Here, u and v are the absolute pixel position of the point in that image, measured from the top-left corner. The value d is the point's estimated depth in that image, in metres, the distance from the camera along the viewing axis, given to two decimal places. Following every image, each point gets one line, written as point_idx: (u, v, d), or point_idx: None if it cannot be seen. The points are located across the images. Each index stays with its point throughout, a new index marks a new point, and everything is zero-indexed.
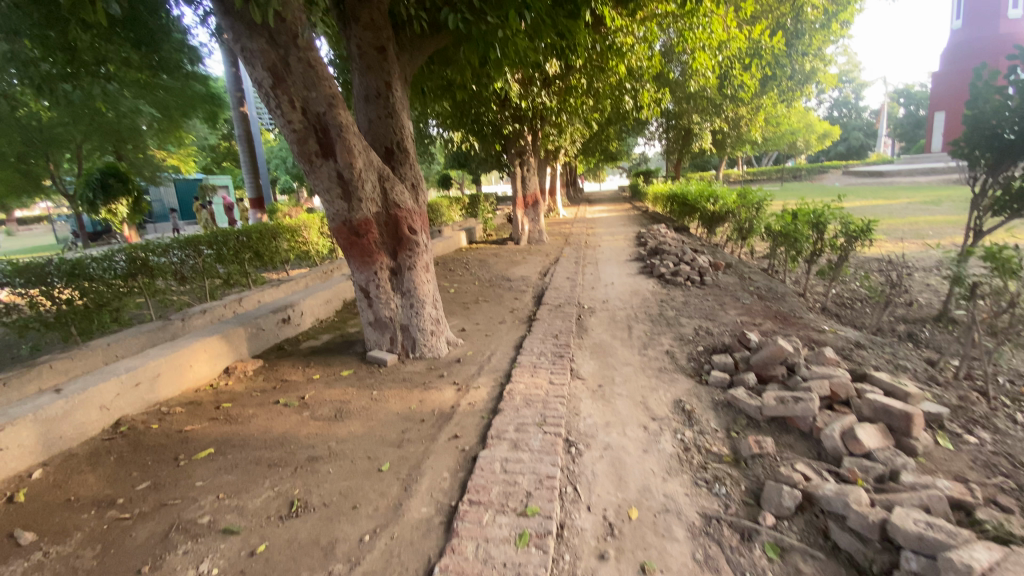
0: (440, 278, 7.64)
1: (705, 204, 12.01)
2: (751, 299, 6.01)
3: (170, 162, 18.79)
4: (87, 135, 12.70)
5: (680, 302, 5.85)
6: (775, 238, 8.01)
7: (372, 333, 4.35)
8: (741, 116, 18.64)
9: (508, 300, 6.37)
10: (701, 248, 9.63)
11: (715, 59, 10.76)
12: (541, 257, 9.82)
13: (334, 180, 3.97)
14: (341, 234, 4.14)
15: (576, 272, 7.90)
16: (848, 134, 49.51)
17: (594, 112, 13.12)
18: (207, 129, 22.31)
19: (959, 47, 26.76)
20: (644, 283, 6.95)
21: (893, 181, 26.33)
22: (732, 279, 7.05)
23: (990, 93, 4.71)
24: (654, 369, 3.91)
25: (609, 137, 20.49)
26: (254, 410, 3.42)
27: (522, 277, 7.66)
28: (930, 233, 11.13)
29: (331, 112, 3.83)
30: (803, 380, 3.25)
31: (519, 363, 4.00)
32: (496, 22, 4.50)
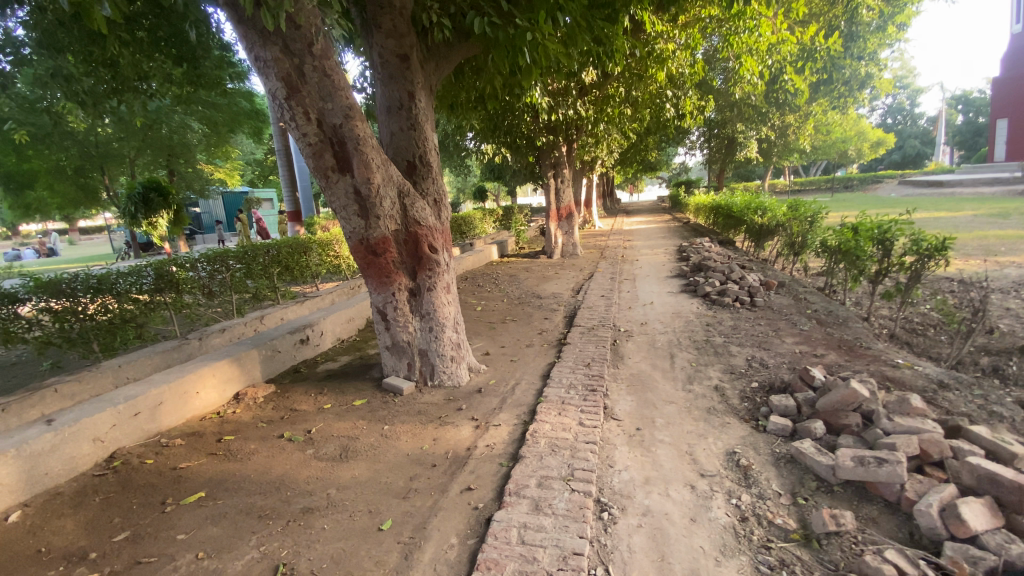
0: (467, 295, 7.33)
1: (752, 216, 11.31)
2: (809, 324, 5.40)
3: (217, 176, 19.46)
4: (138, 151, 13.13)
5: (727, 327, 5.30)
6: (833, 256, 7.32)
7: (389, 358, 4.05)
8: (789, 125, 17.77)
9: (537, 320, 5.97)
10: (748, 264, 8.99)
11: (763, 64, 10.19)
12: (575, 271, 9.40)
13: (351, 197, 3.71)
14: (357, 253, 3.86)
15: (612, 289, 7.44)
16: (904, 142, 46.92)
17: (633, 122, 12.66)
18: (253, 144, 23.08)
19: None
20: (687, 304, 6.41)
21: (955, 190, 24.61)
22: (785, 300, 6.43)
23: None
24: (700, 410, 3.43)
25: (648, 147, 19.90)
26: (256, 446, 3.15)
27: (554, 295, 7.25)
28: (1008, 248, 10.07)
29: (347, 124, 3.58)
30: (884, 434, 2.71)
31: (546, 398, 3.61)
32: (526, 25, 4.15)
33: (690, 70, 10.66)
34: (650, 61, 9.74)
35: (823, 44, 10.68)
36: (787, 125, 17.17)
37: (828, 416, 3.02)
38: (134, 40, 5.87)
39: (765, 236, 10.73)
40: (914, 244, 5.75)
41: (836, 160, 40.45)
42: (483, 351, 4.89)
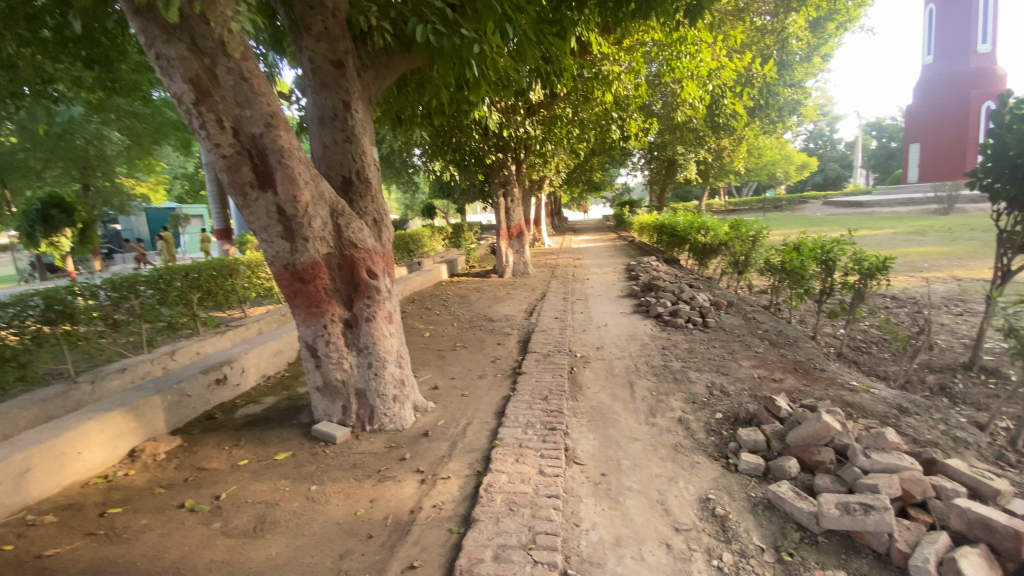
0: (413, 320, 6.86)
1: (696, 235, 11.52)
2: (762, 344, 5.34)
3: (140, 192, 17.98)
4: (48, 163, 11.79)
5: (684, 350, 5.13)
6: (778, 274, 7.44)
7: (320, 400, 3.56)
8: (726, 148, 18.57)
9: (488, 347, 5.60)
10: (696, 283, 9.04)
11: (705, 89, 10.48)
12: (527, 292, 9.12)
13: (274, 216, 3.25)
14: (282, 280, 3.38)
15: (565, 310, 7.19)
16: (824, 165, 50.63)
17: (580, 141, 12.71)
18: (182, 159, 21.60)
19: (931, 81, 27.56)
20: (641, 325, 6.26)
21: (872, 211, 26.56)
22: (736, 319, 6.39)
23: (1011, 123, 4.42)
24: (667, 447, 3.17)
25: (593, 166, 20.17)
26: (150, 519, 2.59)
27: (505, 318, 6.92)
28: (928, 265, 10.70)
29: (269, 134, 3.14)
30: (863, 473, 2.55)
31: (500, 440, 3.24)
32: (472, 35, 3.82)
33: (635, 92, 10.82)
34: (596, 83, 9.77)
35: (758, 70, 11.15)
36: (724, 148, 17.90)
37: (800, 452, 2.82)
38: (36, 40, 5.05)
39: (709, 254, 10.92)
40: (856, 263, 5.85)
41: (766, 181, 42.96)
42: (430, 384, 4.47)
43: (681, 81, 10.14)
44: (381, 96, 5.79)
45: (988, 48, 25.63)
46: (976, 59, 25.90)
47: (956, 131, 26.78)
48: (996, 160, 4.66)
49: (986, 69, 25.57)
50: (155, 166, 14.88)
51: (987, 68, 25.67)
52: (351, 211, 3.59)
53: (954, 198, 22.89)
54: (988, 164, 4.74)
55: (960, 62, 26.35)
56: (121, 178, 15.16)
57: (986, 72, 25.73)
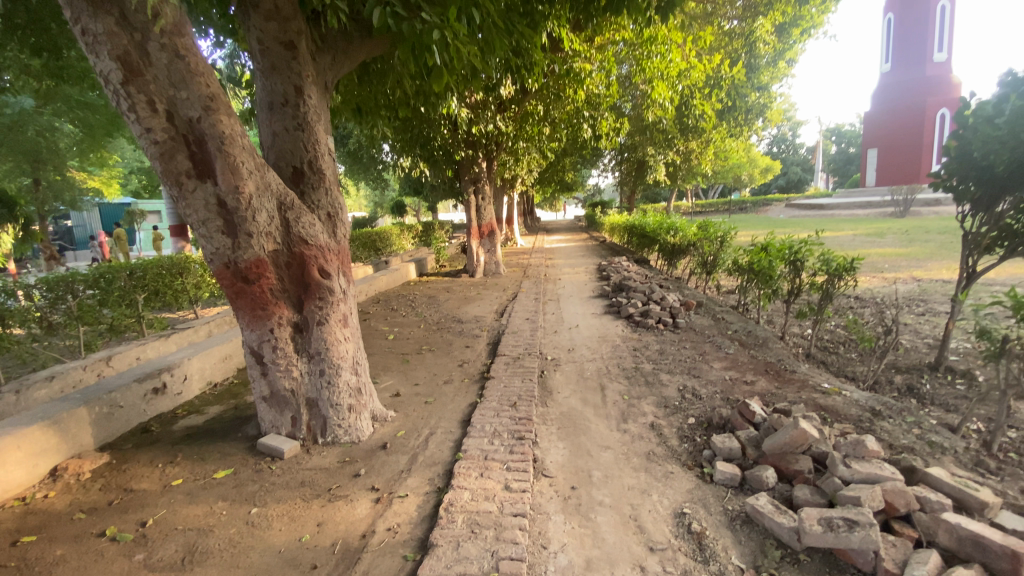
0: (376, 321, 6.56)
1: (666, 235, 11.54)
2: (734, 345, 5.26)
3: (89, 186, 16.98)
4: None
5: (657, 351, 5.00)
6: (747, 274, 7.42)
7: (268, 411, 3.28)
8: (694, 150, 18.78)
9: (455, 349, 5.35)
10: (667, 283, 8.98)
11: (675, 89, 10.51)
12: (497, 291, 8.90)
13: (213, 209, 2.95)
14: (223, 280, 3.09)
15: (535, 311, 7.00)
16: (787, 169, 52.16)
17: (552, 139, 12.58)
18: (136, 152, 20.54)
19: (890, 89, 28.63)
20: (612, 325, 6.12)
21: (832, 213, 27.39)
22: (706, 320, 6.31)
23: (975, 125, 4.40)
24: (640, 456, 3.01)
25: (565, 166, 20.13)
26: (62, 552, 2.27)
27: (474, 319, 6.68)
28: (887, 266, 10.99)
29: (208, 118, 2.83)
30: (843, 484, 2.45)
31: (464, 452, 3.02)
32: (434, 19, 3.57)
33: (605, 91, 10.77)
34: (567, 80, 9.65)
35: (727, 72, 11.25)
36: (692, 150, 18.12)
37: (777, 460, 2.71)
38: None
39: (678, 255, 10.93)
40: (824, 264, 5.86)
41: (732, 184, 43.93)
42: (392, 391, 4.21)
43: (652, 81, 10.14)
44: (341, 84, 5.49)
45: (943, 58, 26.82)
46: (931, 68, 27.08)
47: (912, 138, 27.91)
48: (958, 162, 4.69)
49: (940, 78, 26.78)
50: (107, 159, 14.05)
51: (940, 78, 26.89)
52: (302, 205, 3.32)
53: (910, 202, 23.81)
54: (950, 166, 4.78)
55: (916, 71, 27.51)
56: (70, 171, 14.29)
57: (941, 81, 26.88)
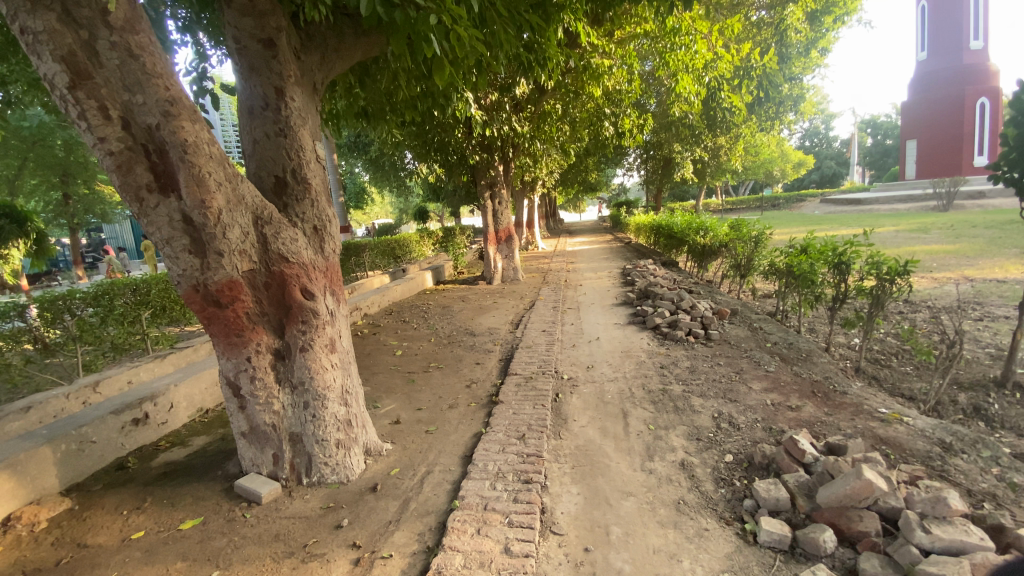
0: (386, 334, 6.22)
1: (694, 237, 10.93)
2: (774, 360, 4.72)
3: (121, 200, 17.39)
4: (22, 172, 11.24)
5: (686, 369, 4.50)
6: (787, 277, 6.81)
7: (247, 448, 2.96)
8: (721, 147, 17.99)
9: (465, 367, 4.96)
10: (697, 289, 8.40)
11: (700, 82, 9.89)
12: (515, 300, 8.49)
13: (179, 226, 2.64)
14: (193, 304, 2.76)
15: (555, 321, 6.56)
16: (821, 163, 50.29)
17: (570, 139, 12.09)
18: None
19: (924, 78, 26.97)
20: (638, 337, 5.64)
21: (870, 208, 26.05)
22: (742, 330, 5.75)
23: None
24: (667, 506, 2.55)
25: (587, 166, 19.58)
26: None
27: (489, 331, 6.28)
28: (940, 265, 10.12)
29: (168, 125, 2.53)
30: (923, 556, 1.96)
31: (462, 499, 2.62)
32: (428, 4, 3.20)
33: (626, 87, 10.25)
34: (585, 77, 9.17)
35: (759, 62, 10.57)
36: (720, 147, 17.34)
37: (835, 517, 2.24)
38: None
39: (708, 257, 10.33)
40: (874, 268, 5.24)
41: (763, 180, 42.51)
42: (392, 418, 3.84)
43: (676, 75, 9.58)
44: (343, 85, 5.18)
45: (980, 45, 25.21)
46: (969, 56, 25.36)
47: (953, 128, 26.27)
48: (1019, 149, 4.05)
49: (978, 66, 24.98)
50: None
51: (979, 65, 25.07)
52: (282, 218, 2.98)
53: (954, 194, 22.41)
54: (1010, 156, 4.13)
55: (952, 59, 25.73)
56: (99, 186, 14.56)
57: (978, 69, 25.15)
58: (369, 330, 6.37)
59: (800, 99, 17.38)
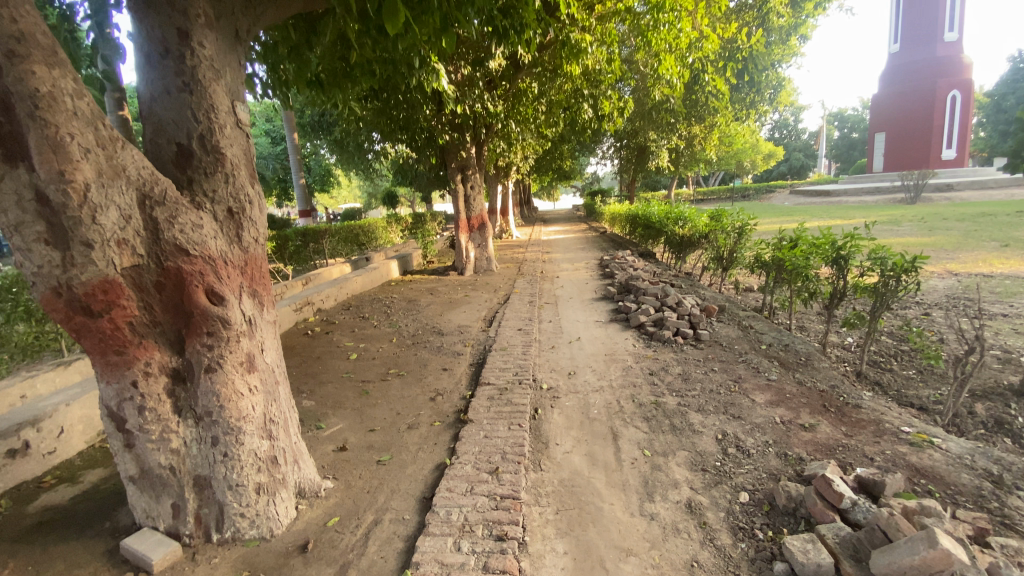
0: (341, 336, 5.49)
1: (672, 227, 10.51)
2: (775, 366, 4.24)
3: None
4: None
5: (680, 377, 3.98)
6: (778, 271, 6.37)
7: (139, 496, 2.28)
8: (696, 135, 17.69)
9: (428, 374, 4.32)
10: (678, 282, 7.94)
11: (684, 63, 9.37)
12: (487, 293, 7.87)
13: (30, 208, 1.92)
14: (54, 312, 2.04)
15: (531, 318, 5.99)
16: (789, 155, 51.13)
17: (547, 121, 11.44)
18: None
19: (896, 70, 27.31)
20: (622, 337, 5.11)
21: (839, 200, 26.30)
22: (732, 329, 5.27)
23: None
24: (679, 573, 2.01)
25: (562, 152, 19.00)
26: None
27: (459, 329, 5.66)
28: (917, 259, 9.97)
29: (7, 67, 1.80)
30: None
31: (415, 568, 2.03)
32: None
33: (606, 67, 9.65)
34: (564, 54, 8.52)
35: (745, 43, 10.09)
36: (696, 135, 17.01)
37: None
38: None
39: (688, 248, 9.92)
40: (877, 264, 4.83)
41: (734, 171, 42.81)
42: (335, 444, 3.18)
43: (659, 55, 9.04)
44: (287, 37, 4.42)
45: (954, 37, 25.56)
46: (942, 48, 25.77)
47: (921, 121, 26.77)
48: None
49: (951, 58, 25.46)
50: None
51: (952, 58, 25.54)
52: (181, 198, 2.29)
53: (920, 187, 22.74)
54: None
55: (926, 51, 26.14)
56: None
57: (951, 61, 25.56)
58: (320, 331, 5.64)
59: (777, 87, 17.18)
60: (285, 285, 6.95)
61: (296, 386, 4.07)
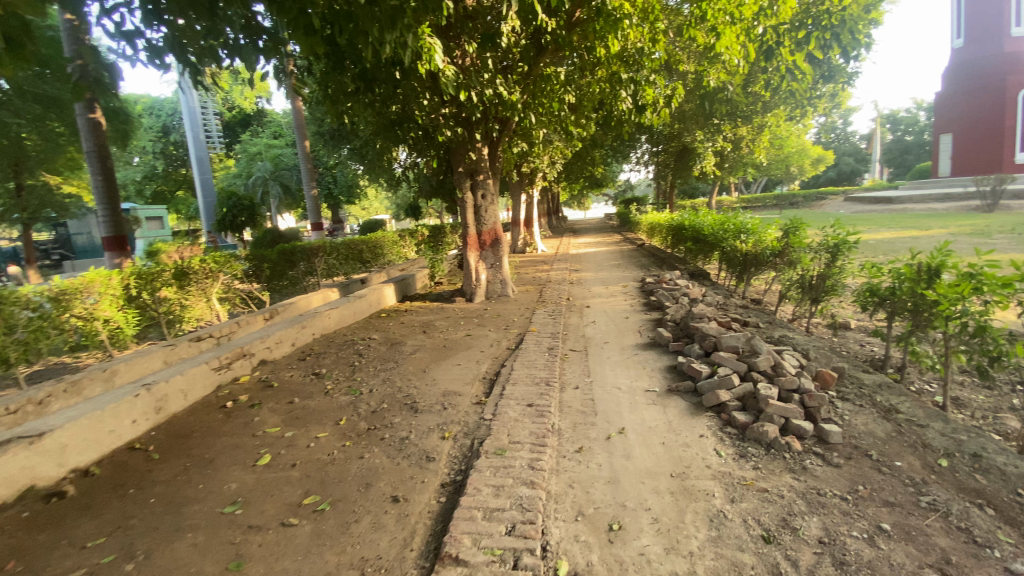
0: (269, 412, 3.72)
1: (731, 241, 8.41)
2: (1001, 527, 2.25)
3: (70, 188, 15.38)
4: None
5: (831, 561, 2.04)
6: (926, 315, 4.26)
7: None
8: (743, 138, 15.50)
9: (364, 514, 2.51)
10: (753, 318, 5.94)
11: (749, 35, 7.36)
12: (496, 331, 6.06)
13: None
14: None
15: (552, 380, 4.12)
16: (839, 160, 47.84)
17: (574, 117, 9.60)
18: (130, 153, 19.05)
19: (961, 66, 24.01)
20: (694, 430, 3.19)
21: (905, 206, 23.41)
22: (871, 418, 3.28)
23: None
24: None
25: (593, 158, 17.15)
26: None
27: (443, 400, 3.84)
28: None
29: None
30: None
31: None
32: None
33: (650, 47, 7.77)
34: (596, 25, 6.71)
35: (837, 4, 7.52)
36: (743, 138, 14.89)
37: None
38: None
39: (753, 269, 7.88)
40: None
41: (780, 177, 39.98)
42: None
43: (717, 29, 7.14)
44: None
45: None
46: (1011, 42, 22.48)
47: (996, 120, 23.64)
48: None
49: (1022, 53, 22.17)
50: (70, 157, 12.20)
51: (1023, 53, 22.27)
52: None
53: (1001, 192, 19.80)
54: None
55: (991, 47, 22.90)
56: (27, 177, 12.42)
57: None
58: (248, 400, 3.95)
59: (834, 97, 14.79)
60: (231, 326, 5.49)
61: (129, 542, 2.33)
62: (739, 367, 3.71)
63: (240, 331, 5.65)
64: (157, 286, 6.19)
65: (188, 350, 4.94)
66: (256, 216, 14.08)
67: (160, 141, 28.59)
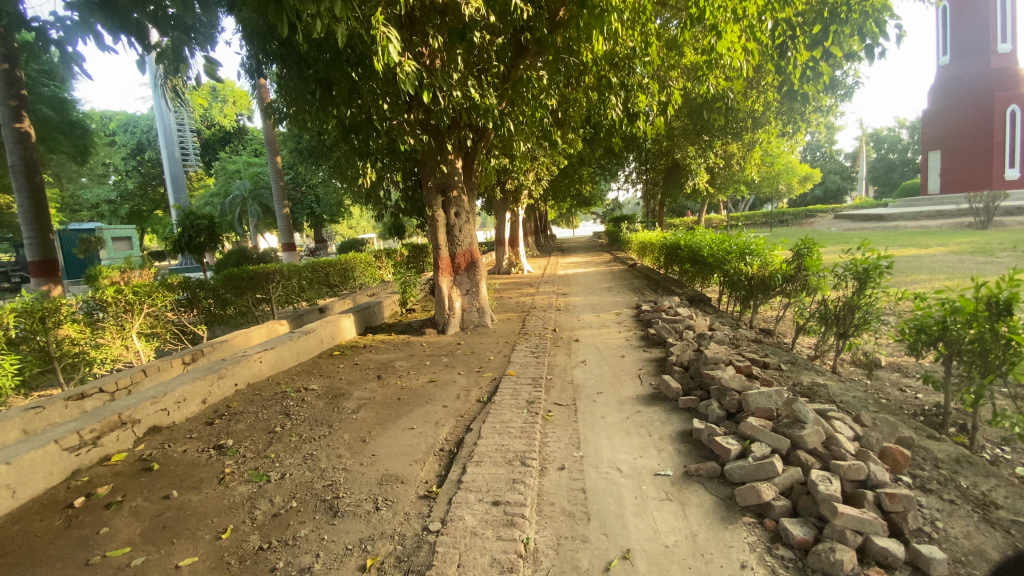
0: (127, 518, 2.64)
1: (734, 264, 7.47)
2: None
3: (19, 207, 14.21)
4: None
5: None
6: (1007, 363, 3.31)
7: None
8: (734, 154, 14.77)
9: None
10: (771, 357, 4.97)
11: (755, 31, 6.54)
12: (466, 375, 5.02)
13: None
14: None
15: (529, 456, 3.09)
16: (826, 178, 47.90)
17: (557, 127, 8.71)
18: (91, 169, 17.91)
19: (948, 84, 23.84)
20: (730, 553, 2.19)
21: (897, 223, 22.91)
22: (980, 528, 2.29)
23: None
24: None
25: (581, 175, 16.36)
26: None
27: (375, 494, 2.78)
28: None
29: None
30: None
31: None
32: None
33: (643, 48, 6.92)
34: (583, 19, 5.83)
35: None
36: (734, 154, 14.18)
37: None
38: None
39: (761, 295, 6.95)
40: None
41: (769, 195, 39.73)
42: None
43: (719, 26, 6.29)
44: None
45: (1006, 48, 21.73)
46: (995, 59, 21.94)
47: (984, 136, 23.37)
48: None
49: (1010, 70, 21.82)
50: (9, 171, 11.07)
51: (1009, 70, 21.88)
52: None
53: (995, 208, 19.29)
54: None
55: (977, 63, 22.40)
56: None
57: (1009, 73, 21.96)
58: (109, 493, 2.86)
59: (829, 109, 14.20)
60: (132, 377, 4.40)
61: None
62: (781, 444, 2.74)
63: (146, 381, 4.56)
64: (53, 323, 5.07)
65: (61, 414, 3.85)
66: (217, 237, 13.00)
67: (133, 160, 27.46)
